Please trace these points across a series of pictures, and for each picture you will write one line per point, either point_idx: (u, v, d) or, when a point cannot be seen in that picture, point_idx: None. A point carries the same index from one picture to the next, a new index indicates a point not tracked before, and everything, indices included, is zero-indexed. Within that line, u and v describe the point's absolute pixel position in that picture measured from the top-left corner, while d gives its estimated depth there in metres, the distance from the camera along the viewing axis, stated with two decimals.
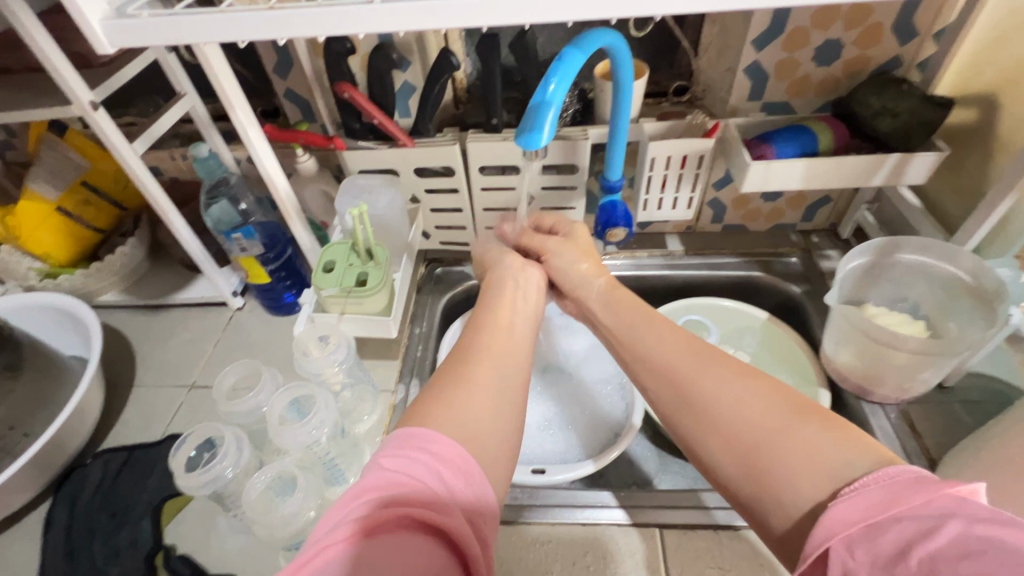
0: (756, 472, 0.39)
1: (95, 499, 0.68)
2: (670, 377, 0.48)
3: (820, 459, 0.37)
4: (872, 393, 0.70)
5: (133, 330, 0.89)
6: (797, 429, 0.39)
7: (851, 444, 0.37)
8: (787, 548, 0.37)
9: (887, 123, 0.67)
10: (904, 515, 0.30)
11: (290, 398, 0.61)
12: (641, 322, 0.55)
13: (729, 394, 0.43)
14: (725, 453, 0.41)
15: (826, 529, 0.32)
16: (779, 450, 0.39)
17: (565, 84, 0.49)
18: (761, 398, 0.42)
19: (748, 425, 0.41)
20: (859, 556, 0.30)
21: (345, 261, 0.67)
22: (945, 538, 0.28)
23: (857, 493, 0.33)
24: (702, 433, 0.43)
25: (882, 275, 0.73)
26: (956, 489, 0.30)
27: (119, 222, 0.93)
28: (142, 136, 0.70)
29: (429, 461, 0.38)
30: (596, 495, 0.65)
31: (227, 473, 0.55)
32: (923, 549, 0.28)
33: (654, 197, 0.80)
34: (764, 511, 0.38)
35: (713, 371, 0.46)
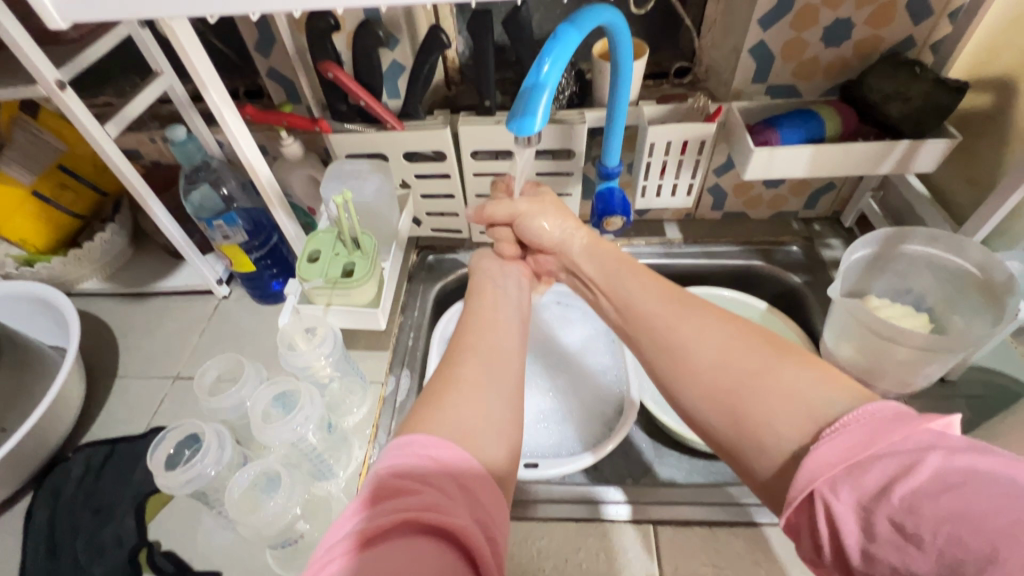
0: (737, 415, 0.40)
1: (78, 494, 0.67)
2: (653, 327, 0.49)
3: (798, 398, 0.38)
4: (873, 388, 0.69)
5: (116, 319, 0.86)
6: (775, 369, 0.41)
7: (826, 382, 0.39)
8: (771, 490, 0.38)
9: (898, 108, 0.64)
10: (884, 452, 0.32)
11: (276, 393, 0.59)
12: (625, 275, 0.57)
13: (709, 340, 0.45)
14: (706, 399, 0.42)
15: (809, 472, 0.34)
16: (758, 391, 0.40)
17: (560, 66, 0.46)
18: (739, 344, 0.44)
19: (726, 370, 0.42)
20: (845, 498, 0.32)
21: (331, 251, 0.65)
22: (925, 473, 0.30)
23: (837, 433, 0.34)
24: (684, 381, 0.44)
25: (886, 266, 0.70)
26: (930, 424, 0.32)
27: (100, 208, 0.90)
28: (116, 118, 0.66)
29: (434, 466, 0.37)
30: (605, 491, 0.64)
31: (208, 472, 0.53)
32: (904, 487, 0.30)
33: (653, 184, 0.77)
34: (749, 455, 0.39)
35: (693, 318, 0.47)
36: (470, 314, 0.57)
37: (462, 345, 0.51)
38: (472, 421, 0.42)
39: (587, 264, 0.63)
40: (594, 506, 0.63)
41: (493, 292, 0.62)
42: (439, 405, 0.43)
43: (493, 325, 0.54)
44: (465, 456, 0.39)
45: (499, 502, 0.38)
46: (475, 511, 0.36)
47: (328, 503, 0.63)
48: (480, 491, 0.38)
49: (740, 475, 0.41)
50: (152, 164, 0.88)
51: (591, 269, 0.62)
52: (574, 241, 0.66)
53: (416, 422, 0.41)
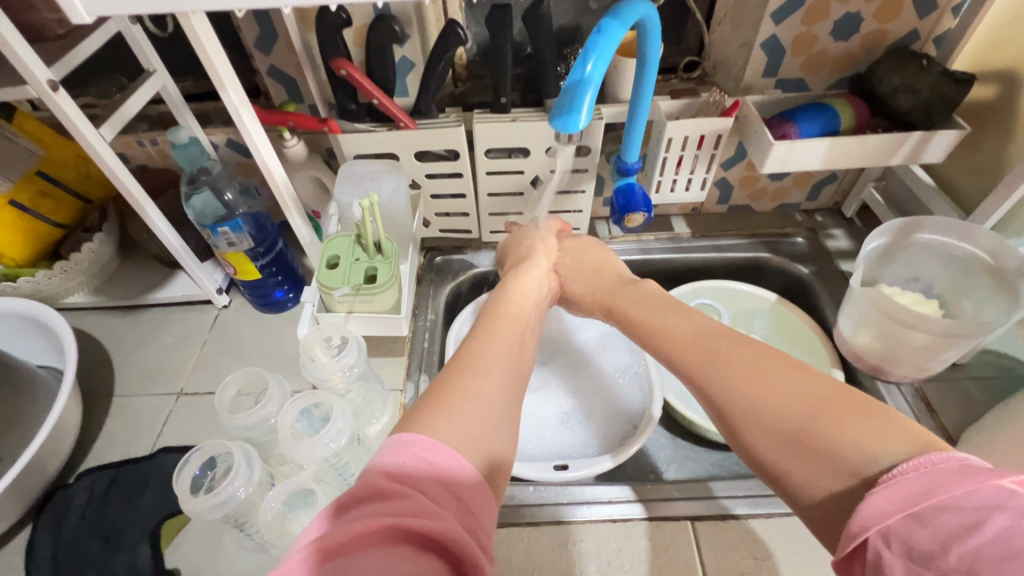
0: (782, 462, 0.38)
1: (83, 522, 0.63)
2: (700, 366, 0.46)
3: (844, 448, 0.35)
4: (888, 373, 0.71)
5: (107, 334, 0.81)
6: (817, 420, 0.37)
7: (880, 429, 0.35)
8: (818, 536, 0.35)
9: (908, 101, 0.65)
10: (945, 504, 0.28)
11: (302, 407, 0.57)
12: (672, 317, 0.54)
13: (752, 379, 0.42)
14: (750, 441, 0.40)
15: (861, 518, 0.30)
16: (802, 438, 0.37)
17: (603, 63, 0.45)
18: (786, 392, 0.39)
19: (769, 414, 0.39)
20: (897, 550, 0.28)
21: (350, 256, 0.62)
22: (991, 534, 0.26)
23: (894, 482, 0.31)
24: (730, 422, 0.42)
25: (897, 255, 0.72)
26: (1001, 482, 0.28)
27: (83, 216, 0.84)
28: (110, 120, 0.62)
29: (418, 465, 0.35)
30: (612, 489, 0.64)
31: (239, 494, 0.50)
32: (963, 547, 0.26)
33: (668, 178, 0.77)
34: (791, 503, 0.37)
35: (739, 356, 0.44)
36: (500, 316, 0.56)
37: (480, 351, 0.48)
38: (478, 433, 0.39)
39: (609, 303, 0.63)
40: (558, 509, 0.63)
41: (518, 298, 0.61)
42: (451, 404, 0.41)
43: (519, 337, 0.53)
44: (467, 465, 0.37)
45: (486, 501, 0.36)
46: (461, 517, 0.33)
47: None
48: (470, 499, 0.35)
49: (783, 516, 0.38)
50: (139, 168, 0.83)
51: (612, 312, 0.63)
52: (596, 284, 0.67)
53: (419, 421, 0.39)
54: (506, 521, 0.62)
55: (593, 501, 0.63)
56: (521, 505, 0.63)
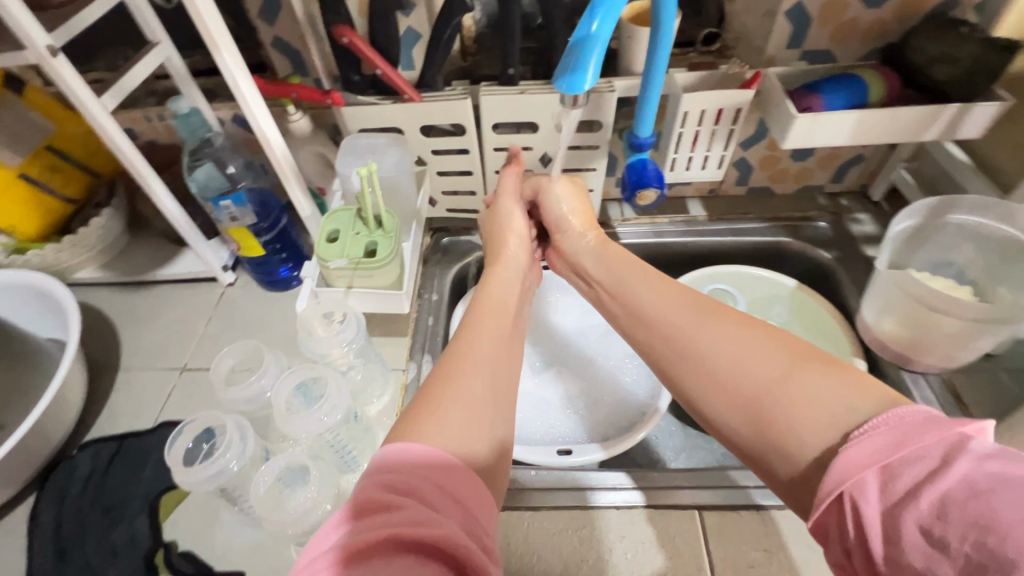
0: (760, 424, 0.36)
1: (84, 494, 0.63)
2: (661, 330, 0.45)
3: (821, 405, 0.34)
4: (914, 363, 0.67)
5: (115, 309, 0.82)
6: (793, 376, 0.37)
7: (853, 386, 0.35)
8: (795, 497, 0.35)
9: (945, 71, 0.61)
10: (915, 454, 0.30)
11: (297, 381, 0.56)
12: (636, 278, 0.52)
13: (724, 342, 0.40)
14: (725, 405, 0.38)
15: (836, 472, 0.31)
16: (778, 396, 0.36)
17: (611, 20, 0.42)
18: (759, 350, 0.39)
19: (744, 376, 0.38)
20: (874, 502, 0.30)
21: (350, 230, 0.60)
22: (957, 478, 0.28)
23: (865, 436, 0.31)
24: (702, 387, 0.40)
25: (927, 237, 0.68)
26: (963, 428, 0.29)
27: (93, 192, 0.84)
28: (112, 89, 0.61)
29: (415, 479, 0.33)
30: (607, 476, 0.62)
31: (232, 466, 0.50)
32: (932, 492, 0.28)
33: (684, 156, 0.74)
34: (771, 461, 0.36)
35: (703, 322, 0.43)
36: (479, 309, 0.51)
37: (463, 351, 0.44)
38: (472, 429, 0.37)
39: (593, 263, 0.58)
40: (578, 493, 0.61)
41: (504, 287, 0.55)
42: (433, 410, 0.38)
43: (508, 335, 0.48)
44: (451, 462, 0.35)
45: (480, 497, 0.34)
46: (466, 523, 0.32)
47: None
48: (460, 491, 0.34)
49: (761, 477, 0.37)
50: (146, 144, 0.82)
51: (598, 270, 0.56)
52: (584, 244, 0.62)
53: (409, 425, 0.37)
54: (505, 505, 0.60)
55: (613, 486, 0.61)
56: (522, 488, 0.61)
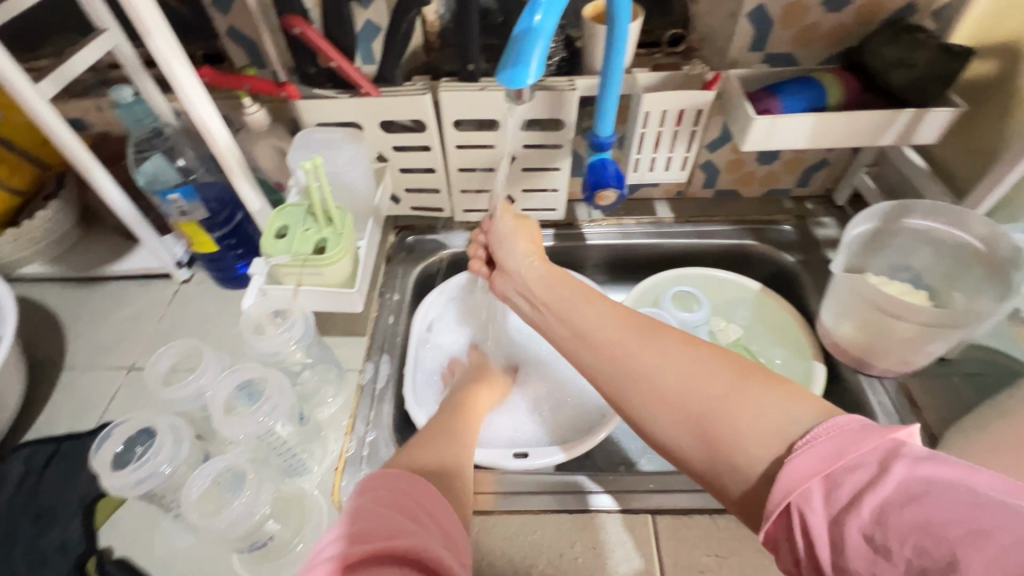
0: (709, 444, 0.35)
1: (16, 498, 0.60)
2: (602, 349, 0.42)
3: (768, 420, 0.34)
4: (871, 366, 0.67)
5: (62, 306, 0.79)
6: (738, 390, 0.35)
7: (795, 399, 0.35)
8: (747, 512, 0.35)
9: (902, 77, 0.61)
10: (854, 462, 0.30)
11: (238, 382, 0.54)
12: (572, 295, 0.48)
13: (664, 360, 0.38)
14: (672, 425, 0.37)
15: (784, 484, 0.31)
16: (724, 412, 0.35)
17: (555, 13, 0.42)
18: (703, 364, 0.37)
19: (689, 395, 0.36)
20: (819, 510, 0.29)
21: (300, 226, 0.59)
22: (895, 484, 0.28)
23: (807, 446, 0.31)
24: (644, 408, 0.38)
25: (885, 242, 0.68)
26: (896, 435, 0.30)
27: (42, 183, 0.80)
28: (51, 76, 0.58)
29: (395, 497, 0.36)
30: (576, 480, 0.60)
31: (163, 470, 0.48)
32: (873, 499, 0.28)
33: (647, 157, 0.74)
34: (724, 479, 0.35)
35: (641, 339, 0.40)
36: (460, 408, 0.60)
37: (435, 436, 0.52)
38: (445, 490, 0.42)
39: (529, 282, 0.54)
40: (561, 497, 0.59)
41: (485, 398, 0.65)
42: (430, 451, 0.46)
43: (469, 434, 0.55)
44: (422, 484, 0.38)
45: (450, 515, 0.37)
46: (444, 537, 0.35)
47: (302, 500, 0.58)
48: (432, 508, 0.37)
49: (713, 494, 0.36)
50: (99, 135, 0.80)
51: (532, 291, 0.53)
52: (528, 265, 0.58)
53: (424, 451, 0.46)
54: None
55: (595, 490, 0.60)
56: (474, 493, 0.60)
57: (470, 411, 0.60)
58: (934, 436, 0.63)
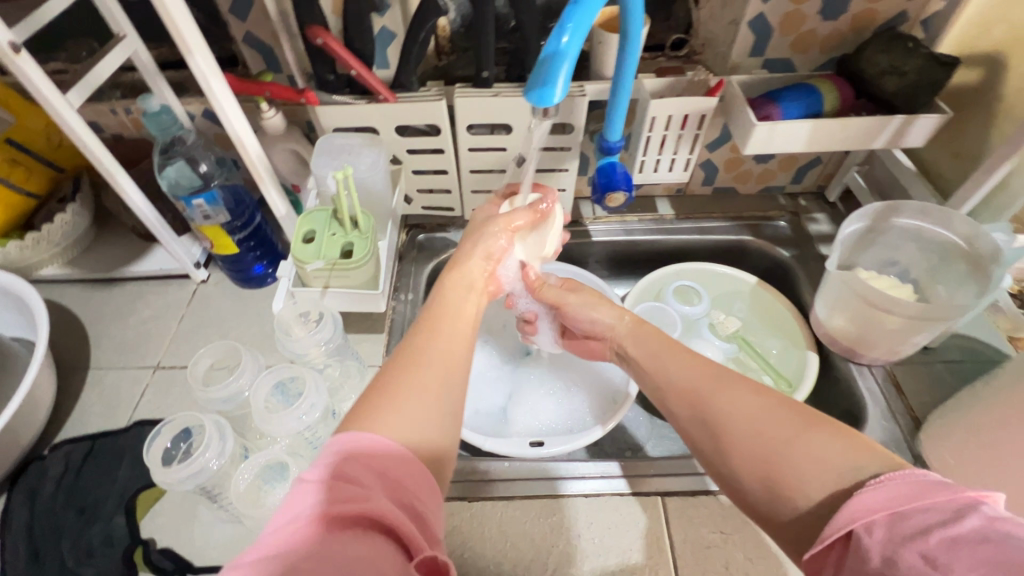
0: (772, 482, 0.38)
1: (58, 493, 0.63)
2: (689, 395, 0.47)
3: (828, 465, 0.36)
4: (861, 355, 0.72)
5: (83, 307, 0.80)
6: (803, 438, 0.38)
7: (860, 449, 0.36)
8: (801, 551, 0.37)
9: (893, 83, 0.65)
10: (931, 505, 0.30)
11: (276, 380, 0.57)
12: (663, 347, 0.54)
13: (742, 408, 0.42)
14: (744, 465, 0.40)
15: (849, 512, 0.32)
16: (790, 458, 0.38)
17: (581, 34, 0.45)
18: (774, 412, 0.41)
19: (758, 438, 0.40)
20: (878, 537, 0.30)
21: (326, 231, 0.62)
22: (968, 527, 0.28)
23: (881, 484, 0.32)
24: (722, 451, 0.42)
25: (875, 239, 0.73)
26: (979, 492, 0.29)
27: (57, 186, 0.81)
28: (77, 85, 0.59)
29: (355, 464, 0.34)
30: (598, 465, 0.65)
31: (212, 465, 0.51)
32: (944, 533, 0.28)
33: (652, 158, 0.77)
34: (778, 513, 0.38)
35: (726, 389, 0.45)
36: (445, 311, 0.50)
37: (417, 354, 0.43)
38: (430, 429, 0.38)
39: (627, 340, 0.59)
40: (546, 483, 0.64)
41: (461, 298, 0.53)
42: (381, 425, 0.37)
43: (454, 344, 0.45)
44: (408, 456, 0.35)
45: (430, 489, 0.35)
46: (396, 496, 0.33)
47: None
48: (409, 483, 0.34)
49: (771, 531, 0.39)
50: (113, 138, 0.81)
51: (632, 347, 0.58)
52: (618, 328, 0.61)
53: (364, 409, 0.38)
54: (480, 496, 0.63)
55: (586, 475, 0.64)
56: (496, 479, 0.64)
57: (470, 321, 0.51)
58: (917, 418, 0.68)
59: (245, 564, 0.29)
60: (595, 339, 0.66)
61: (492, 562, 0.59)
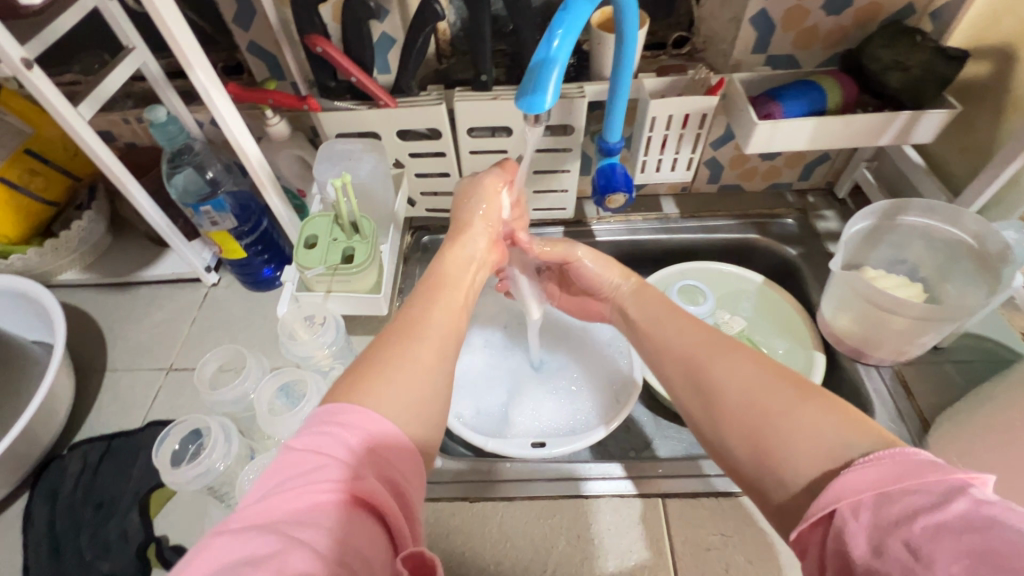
0: (760, 452, 0.38)
1: (77, 491, 0.66)
2: (687, 362, 0.47)
3: (818, 440, 0.35)
4: (868, 356, 0.71)
5: (99, 310, 0.83)
6: (796, 409, 0.38)
7: (850, 422, 0.36)
8: (784, 522, 0.36)
9: (897, 78, 0.64)
10: (916, 488, 0.29)
11: (279, 384, 0.59)
12: (663, 315, 0.54)
13: (738, 377, 0.42)
14: (735, 434, 0.40)
15: (835, 491, 0.32)
16: (780, 429, 0.38)
17: (570, 40, 0.45)
18: (767, 382, 0.41)
19: (751, 409, 0.40)
20: (864, 521, 0.30)
21: (328, 236, 0.63)
22: (953, 514, 0.27)
23: (869, 464, 0.32)
24: (715, 421, 0.42)
25: (883, 238, 0.72)
26: (967, 476, 0.29)
27: (74, 194, 0.84)
28: (88, 98, 0.61)
29: (342, 435, 0.34)
30: (598, 466, 0.65)
31: (217, 466, 0.53)
32: (928, 519, 0.28)
33: (653, 159, 0.77)
34: (764, 486, 0.38)
35: (724, 358, 0.45)
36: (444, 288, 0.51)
37: (417, 322, 0.45)
38: (419, 403, 0.39)
39: (628, 309, 0.60)
40: (547, 483, 0.64)
41: (460, 269, 0.55)
42: (380, 382, 0.38)
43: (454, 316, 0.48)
44: (395, 431, 0.36)
45: (414, 467, 0.36)
46: (382, 474, 0.34)
47: None
48: (397, 464, 0.35)
49: (756, 502, 0.39)
50: (127, 146, 0.83)
51: (636, 313, 0.59)
52: (623, 291, 0.63)
53: (368, 386, 0.38)
54: (483, 496, 0.64)
55: (607, 475, 0.65)
56: (496, 479, 0.65)
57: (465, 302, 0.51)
58: (926, 420, 0.67)
59: (228, 531, 0.29)
60: (600, 299, 0.68)
61: (492, 561, 0.59)
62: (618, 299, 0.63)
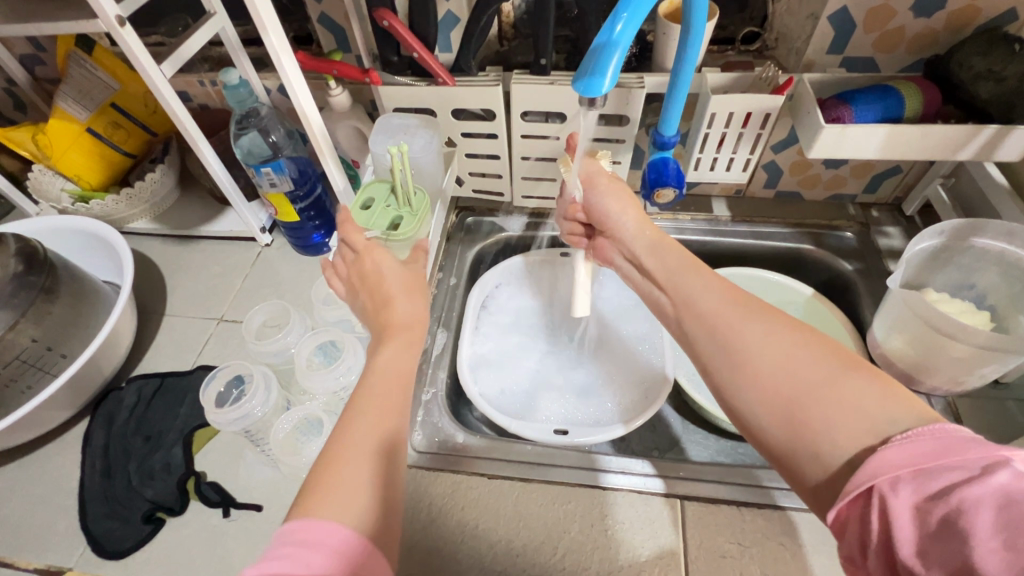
0: (796, 425, 0.37)
1: (130, 420, 0.71)
2: (710, 323, 0.44)
3: (862, 414, 0.35)
4: (920, 383, 0.67)
5: (164, 259, 0.89)
6: (837, 382, 0.37)
7: (895, 398, 0.35)
8: (818, 498, 0.36)
9: (988, 89, 0.59)
10: (956, 464, 0.30)
11: (318, 342, 0.63)
12: (683, 268, 0.50)
13: (773, 344, 0.40)
14: (764, 404, 0.39)
15: (872, 467, 0.32)
16: (821, 402, 0.36)
17: (634, 25, 0.44)
18: (805, 353, 0.39)
19: (787, 380, 0.38)
20: (904, 497, 0.30)
21: (383, 203, 0.65)
22: (993, 487, 0.28)
23: (909, 439, 0.32)
24: (743, 389, 0.40)
25: (950, 259, 0.67)
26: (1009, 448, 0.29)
27: (149, 148, 0.90)
28: (171, 57, 0.64)
29: (304, 552, 0.34)
30: (618, 460, 0.65)
31: (256, 412, 0.56)
32: (967, 493, 0.28)
33: (709, 156, 0.74)
34: (799, 461, 0.37)
35: (756, 322, 0.41)
36: (373, 378, 0.45)
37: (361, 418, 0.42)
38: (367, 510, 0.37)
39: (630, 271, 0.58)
40: (568, 470, 0.65)
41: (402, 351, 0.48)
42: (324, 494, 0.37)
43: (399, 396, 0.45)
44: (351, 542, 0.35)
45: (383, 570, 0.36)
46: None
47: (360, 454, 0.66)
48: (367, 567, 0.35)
49: (787, 478, 0.38)
50: (200, 107, 0.88)
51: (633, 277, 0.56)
52: (635, 238, 0.57)
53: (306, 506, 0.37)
54: (512, 475, 0.64)
55: (626, 470, 0.64)
56: (526, 462, 0.65)
57: (402, 376, 0.46)
58: None
59: None
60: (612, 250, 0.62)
61: (503, 539, 0.60)
62: (628, 249, 0.58)
